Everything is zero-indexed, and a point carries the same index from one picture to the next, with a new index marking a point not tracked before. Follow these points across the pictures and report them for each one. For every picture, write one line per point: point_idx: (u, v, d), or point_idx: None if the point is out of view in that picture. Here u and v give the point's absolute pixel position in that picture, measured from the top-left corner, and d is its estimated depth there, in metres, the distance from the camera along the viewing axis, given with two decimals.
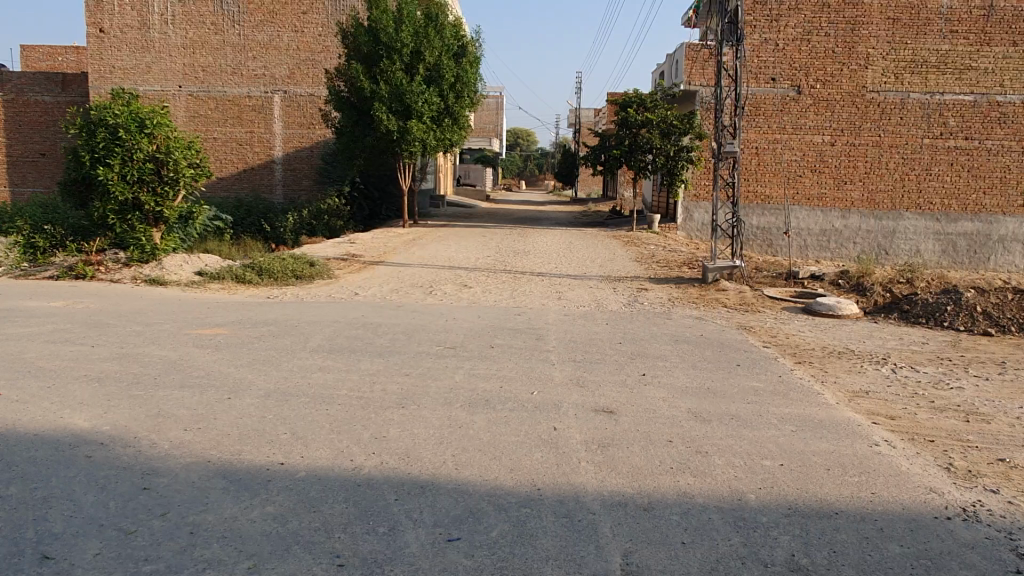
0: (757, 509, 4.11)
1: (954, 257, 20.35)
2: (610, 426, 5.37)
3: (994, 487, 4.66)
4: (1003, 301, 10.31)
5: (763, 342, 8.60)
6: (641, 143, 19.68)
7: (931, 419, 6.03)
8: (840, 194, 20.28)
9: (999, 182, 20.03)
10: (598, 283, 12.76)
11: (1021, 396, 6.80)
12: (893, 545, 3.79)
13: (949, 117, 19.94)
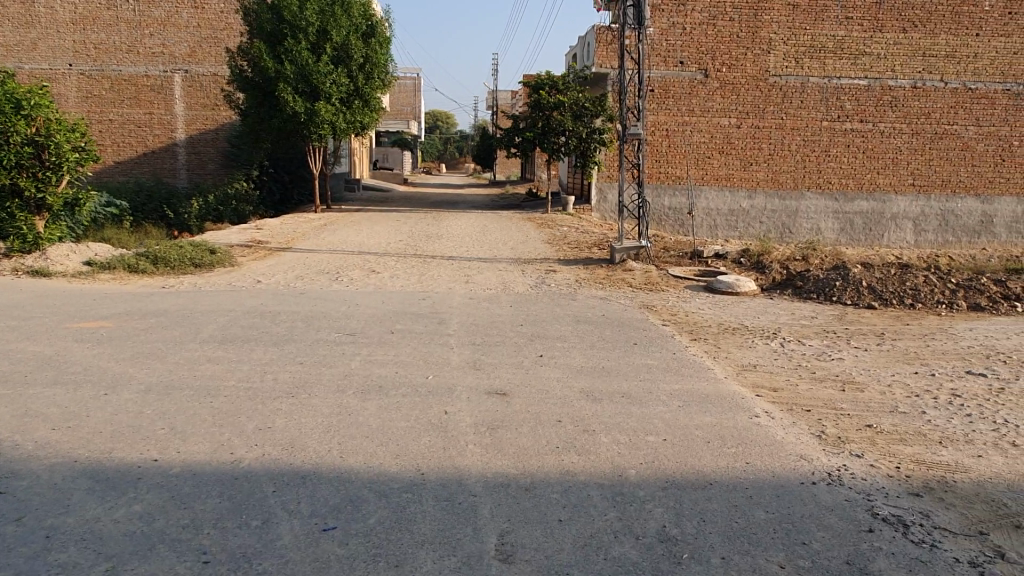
0: (635, 484, 4.23)
1: (852, 234, 21.36)
2: (501, 408, 5.41)
3: (859, 451, 4.94)
4: (887, 276, 10.91)
5: (662, 320, 8.83)
6: (552, 125, 19.73)
7: (811, 389, 6.35)
8: (746, 175, 20.94)
9: (891, 163, 21.13)
10: (507, 266, 12.83)
11: (894, 365, 7.23)
12: (760, 512, 3.96)
13: (845, 100, 20.84)
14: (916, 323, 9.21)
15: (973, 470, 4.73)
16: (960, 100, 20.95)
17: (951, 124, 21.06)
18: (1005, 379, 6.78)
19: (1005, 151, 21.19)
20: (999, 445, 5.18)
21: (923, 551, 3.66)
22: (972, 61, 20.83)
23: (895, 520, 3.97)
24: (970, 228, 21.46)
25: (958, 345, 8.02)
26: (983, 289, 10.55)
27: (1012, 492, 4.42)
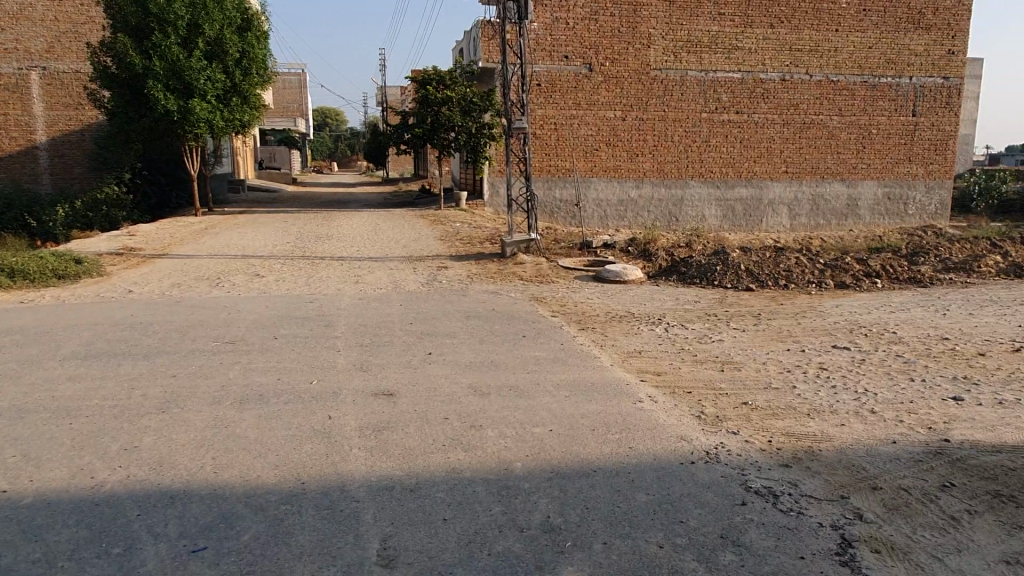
0: (520, 476, 4.24)
1: (734, 220, 22.40)
2: (388, 409, 5.31)
3: (735, 429, 5.15)
4: (762, 259, 11.49)
5: (552, 312, 8.93)
6: (441, 121, 19.58)
7: (691, 371, 6.60)
8: (633, 166, 21.52)
9: (766, 151, 22.29)
10: (398, 264, 12.65)
11: (769, 343, 7.61)
12: (641, 495, 4.06)
13: (721, 93, 21.77)
14: (789, 302, 9.74)
15: (836, 438, 5.04)
16: (824, 92, 22.33)
17: (817, 114, 22.43)
18: (865, 351, 7.27)
19: (866, 139, 22.77)
20: (859, 413, 5.55)
21: (791, 519, 3.86)
22: (833, 55, 22.21)
23: (766, 492, 4.17)
24: (838, 211, 22.98)
25: (825, 321, 8.54)
26: (847, 269, 11.29)
27: (870, 456, 4.75)
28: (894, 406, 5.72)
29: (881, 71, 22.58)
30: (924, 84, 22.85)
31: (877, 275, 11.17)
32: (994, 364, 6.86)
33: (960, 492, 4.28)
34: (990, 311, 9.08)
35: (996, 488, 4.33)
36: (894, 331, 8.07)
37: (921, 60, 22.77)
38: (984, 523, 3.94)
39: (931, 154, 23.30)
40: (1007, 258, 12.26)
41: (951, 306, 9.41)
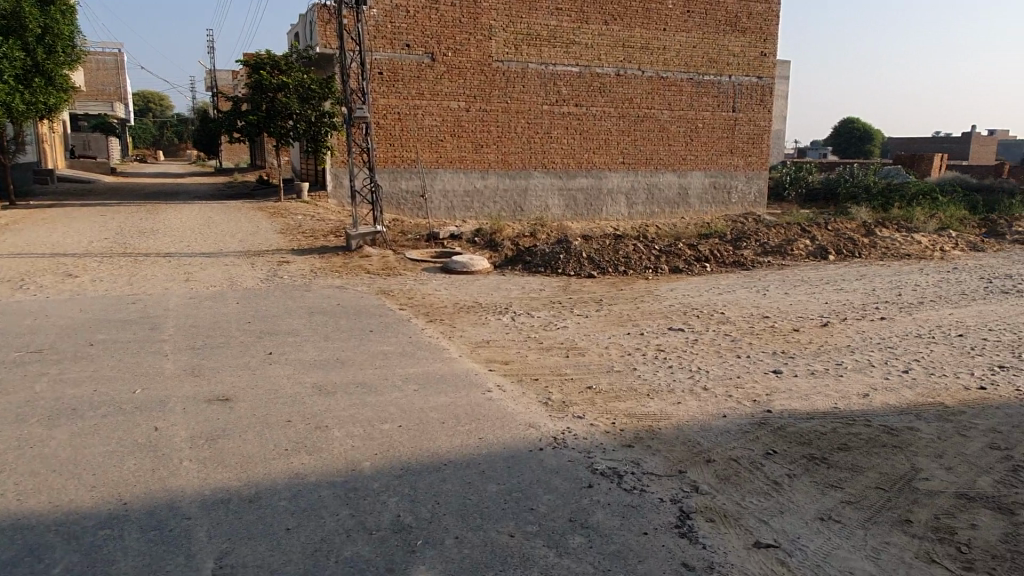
0: (369, 476, 4.10)
1: (576, 209, 23.15)
2: (224, 415, 4.96)
3: (581, 413, 5.30)
4: (603, 247, 11.94)
5: (399, 305, 8.76)
6: (278, 108, 18.66)
7: (538, 359, 6.71)
8: (477, 157, 21.59)
9: (604, 143, 23.17)
10: (234, 260, 11.92)
11: (610, 328, 7.90)
12: (492, 485, 4.07)
13: (561, 86, 22.31)
14: (628, 287, 10.19)
15: (674, 416, 5.32)
16: (654, 87, 23.54)
17: (649, 108, 23.60)
18: (697, 331, 7.75)
19: (692, 133, 24.31)
20: (693, 390, 5.89)
21: (635, 497, 4.02)
22: (662, 53, 23.41)
23: (611, 472, 4.31)
24: (670, 200, 24.42)
25: (661, 305, 9.01)
26: (680, 254, 11.98)
27: (703, 431, 5.05)
28: (723, 381, 6.14)
29: (704, 70, 24.13)
30: (742, 82, 24.69)
31: (706, 260, 11.95)
32: (807, 338, 7.55)
33: (782, 458, 4.66)
34: (801, 290, 9.99)
35: (811, 452, 4.75)
36: (722, 311, 8.67)
37: (739, 59, 24.58)
38: (802, 485, 4.30)
39: (749, 147, 25.30)
40: (814, 241, 13.56)
41: (769, 287, 10.25)
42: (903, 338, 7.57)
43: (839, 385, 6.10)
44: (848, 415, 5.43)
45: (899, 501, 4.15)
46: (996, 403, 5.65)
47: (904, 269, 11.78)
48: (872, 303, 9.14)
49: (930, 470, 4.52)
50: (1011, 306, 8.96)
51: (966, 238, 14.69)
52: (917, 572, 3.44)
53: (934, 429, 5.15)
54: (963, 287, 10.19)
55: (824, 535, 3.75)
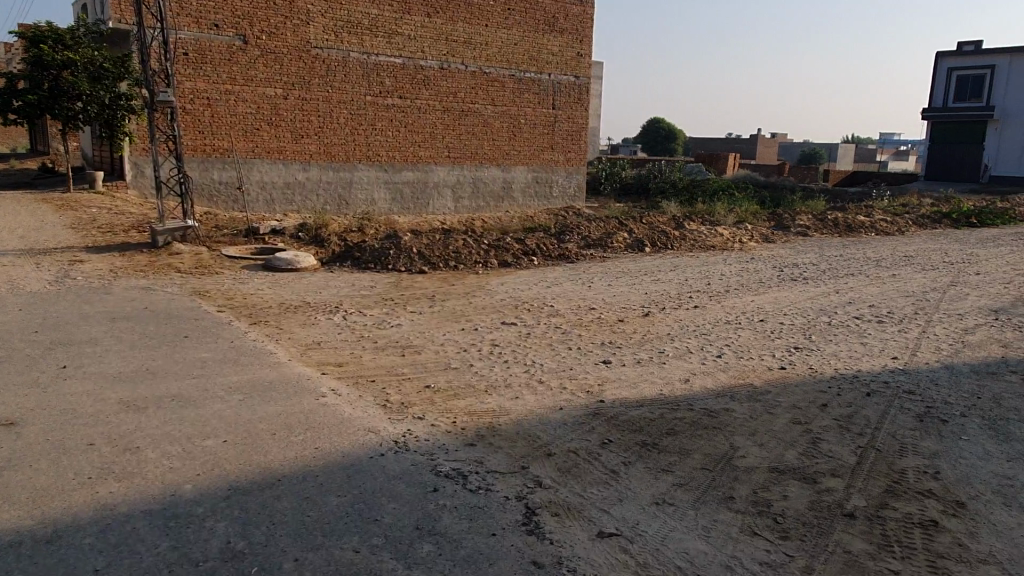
0: (192, 501, 3.72)
1: (401, 203, 22.41)
2: (9, 443, 4.28)
3: (420, 414, 5.17)
4: (433, 242, 11.84)
5: (217, 307, 8.11)
6: (63, 88, 16.49)
7: (373, 359, 6.49)
8: (298, 147, 19.98)
9: (429, 135, 22.68)
10: (14, 259, 10.45)
11: (445, 324, 7.83)
12: (331, 498, 3.84)
13: (382, 78, 21.34)
14: (460, 282, 10.17)
15: (513, 411, 5.36)
16: (479, 83, 23.51)
17: (472, 103, 23.47)
18: (529, 325, 7.89)
19: (515, 130, 24.68)
20: (530, 384, 5.98)
21: (480, 497, 3.98)
22: (485, 49, 23.48)
23: (455, 474, 4.24)
24: (495, 193, 24.67)
25: (493, 299, 9.08)
26: (508, 248, 12.18)
27: (542, 424, 5.13)
28: (558, 374, 6.29)
29: (526, 68, 24.59)
30: (562, 83, 25.45)
31: (533, 253, 12.25)
32: (630, 328, 7.95)
33: (617, 446, 4.84)
34: (623, 281, 10.54)
35: (643, 439, 4.98)
36: (551, 304, 8.91)
37: (558, 56, 25.31)
38: (637, 472, 4.49)
39: (568, 143, 26.19)
40: (632, 234, 14.36)
41: (594, 279, 10.70)
42: (714, 324, 8.20)
43: (663, 371, 6.47)
44: (672, 400, 5.77)
45: (722, 478, 4.45)
46: (795, 381, 6.27)
47: (711, 260, 12.81)
48: (685, 293, 9.84)
49: (746, 448, 4.90)
50: (799, 292, 10.04)
51: (759, 231, 16.27)
52: (742, 545, 3.70)
53: (746, 409, 5.60)
54: (759, 275, 11.27)
55: (659, 518, 3.93)
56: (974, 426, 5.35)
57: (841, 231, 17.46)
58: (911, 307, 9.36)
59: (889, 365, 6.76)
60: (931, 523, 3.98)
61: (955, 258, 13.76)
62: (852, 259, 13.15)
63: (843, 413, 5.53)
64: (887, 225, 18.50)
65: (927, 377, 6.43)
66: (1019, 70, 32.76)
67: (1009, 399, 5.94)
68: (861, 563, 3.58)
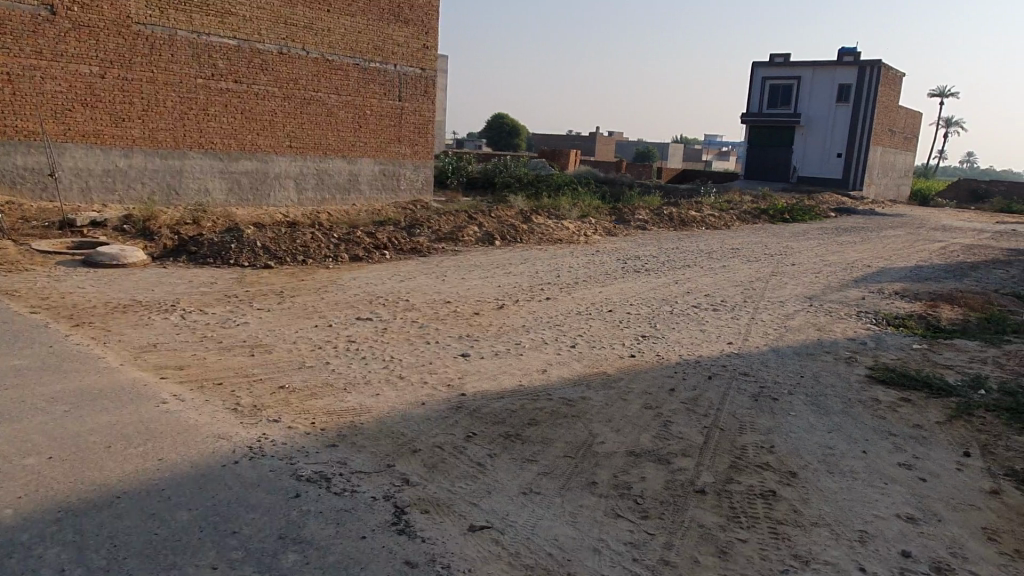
0: (16, 527, 3.30)
1: (240, 195, 17.22)
2: None
3: (276, 416, 4.90)
4: (278, 236, 11.27)
5: (30, 308, 7.23)
6: None
7: (219, 359, 6.07)
8: (119, 132, 14.85)
9: (269, 123, 17.57)
10: None
11: (295, 321, 7.48)
12: (182, 512, 3.56)
13: (216, 59, 16.24)
14: (309, 277, 9.76)
15: (374, 409, 5.21)
16: (322, 70, 18.52)
17: (314, 91, 18.47)
18: (386, 320, 7.72)
19: (336, 120, 19.11)
20: (389, 380, 5.86)
21: (346, 500, 3.84)
22: (328, 34, 18.46)
23: (317, 477, 4.06)
24: (341, 185, 19.55)
25: (346, 294, 8.79)
26: (359, 242, 11.86)
27: (405, 421, 5.03)
28: (418, 368, 6.21)
29: (329, 44, 18.54)
30: (384, 68, 20.03)
31: (385, 248, 12.02)
32: (487, 321, 8.01)
33: (481, 439, 4.85)
34: (476, 275, 10.60)
35: (506, 430, 5.03)
36: (406, 298, 8.78)
37: (434, 49, 21.25)
38: (503, 463, 4.53)
39: (403, 132, 20.92)
40: (482, 228, 14.46)
41: (447, 272, 10.66)
42: (566, 315, 8.45)
43: (521, 363, 6.58)
44: (532, 390, 5.88)
45: (584, 465, 4.59)
46: (644, 367, 6.60)
47: (560, 253, 13.13)
48: (537, 285, 10.06)
49: (604, 434, 5.09)
50: (642, 283, 10.58)
51: (602, 225, 16.96)
52: (606, 527, 3.84)
53: (602, 396, 5.82)
54: (606, 268, 11.76)
55: (528, 508, 3.99)
56: (800, 402, 5.91)
57: (675, 225, 18.61)
58: (740, 295, 10.16)
59: (726, 350, 7.29)
60: (770, 493, 4.33)
61: (773, 250, 15.10)
62: (686, 252, 14.05)
63: (689, 396, 5.90)
64: (715, 220, 19.92)
65: (758, 360, 7.01)
66: (821, 82, 36.46)
67: (826, 376, 6.61)
68: (713, 535, 3.83)
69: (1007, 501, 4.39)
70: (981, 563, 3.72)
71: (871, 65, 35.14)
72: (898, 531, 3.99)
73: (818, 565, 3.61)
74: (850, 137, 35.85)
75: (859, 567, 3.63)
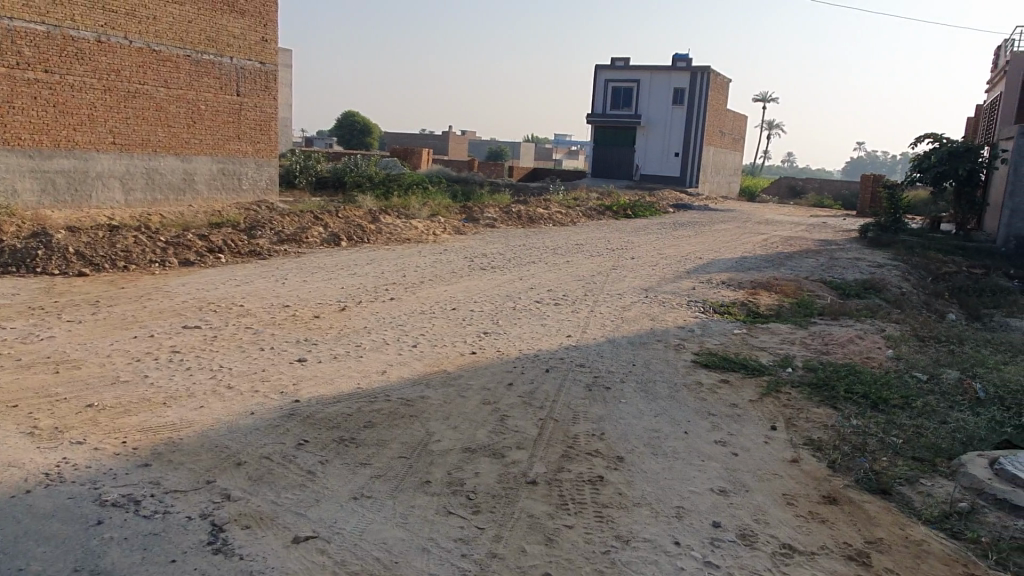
0: None
1: (56, 196, 15.49)
2: None
3: (80, 438, 4.49)
4: (94, 240, 10.35)
5: None
6: None
7: (16, 379, 5.47)
8: None
9: (88, 117, 15.96)
10: None
11: (110, 332, 6.90)
12: None
13: (21, 45, 14.49)
14: (131, 284, 9.05)
15: (196, 423, 4.89)
16: (148, 60, 17.10)
17: (140, 83, 17.01)
18: (216, 327, 7.31)
19: (167, 115, 17.76)
20: (216, 390, 5.54)
21: (156, 522, 3.59)
22: (153, 23, 17.08)
23: (125, 501, 3.76)
24: (174, 185, 18.17)
25: (173, 301, 8.22)
26: (190, 245, 11.14)
27: (228, 433, 4.77)
28: (248, 377, 5.91)
29: (155, 33, 17.16)
30: (219, 62, 18.87)
31: (220, 251, 11.38)
32: (327, 324, 7.78)
33: (312, 446, 4.69)
34: (318, 277, 10.26)
35: (340, 435, 4.90)
36: (240, 303, 8.35)
37: (273, 42, 20.32)
38: (334, 469, 4.41)
39: (242, 129, 19.86)
40: (327, 228, 14.05)
41: (287, 275, 10.26)
42: (410, 315, 8.38)
43: (360, 365, 6.44)
44: (369, 392, 5.77)
45: (419, 464, 4.56)
46: (484, 364, 6.67)
47: (407, 253, 13.01)
48: (382, 286, 9.90)
49: (440, 432, 5.08)
50: (487, 281, 10.70)
51: (451, 223, 17.00)
52: (436, 524, 3.84)
53: (441, 394, 5.82)
54: (452, 266, 11.77)
55: (358, 513, 3.90)
56: (630, 390, 6.19)
57: (524, 223, 19.00)
58: (582, 289, 10.52)
59: (564, 343, 7.53)
60: (597, 478, 4.50)
61: (615, 245, 15.77)
62: (533, 248, 14.37)
63: (526, 390, 6.01)
64: (562, 217, 20.53)
65: (593, 351, 7.29)
66: (658, 85, 38.58)
67: (655, 364, 6.98)
68: (541, 523, 3.93)
69: (805, 467, 4.84)
70: (780, 527, 4.06)
71: (702, 71, 37.66)
72: (712, 504, 4.28)
73: (637, 543, 3.80)
74: (686, 137, 38.19)
75: (673, 540, 3.85)
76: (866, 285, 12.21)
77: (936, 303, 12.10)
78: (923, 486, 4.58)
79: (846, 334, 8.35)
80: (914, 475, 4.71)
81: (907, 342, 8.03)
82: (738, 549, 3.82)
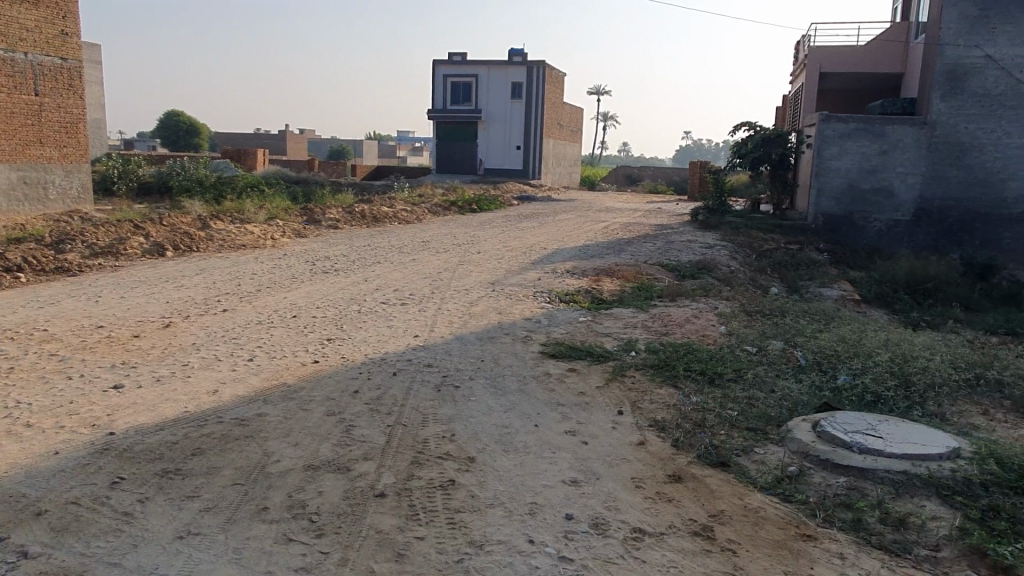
0: None
1: None
2: None
3: None
4: None
5: None
6: None
7: None
8: None
9: None
10: None
11: None
12: None
13: None
14: None
15: None
16: None
17: None
18: (13, 357, 6.42)
19: None
20: (11, 431, 4.83)
21: None
22: None
23: None
24: None
25: None
26: None
27: (26, 479, 4.16)
28: (52, 412, 5.21)
29: None
30: (12, 58, 16.79)
31: (19, 270, 10.11)
32: (149, 343, 7.08)
33: (130, 483, 4.19)
34: (140, 292, 9.37)
35: (163, 467, 4.41)
36: (43, 327, 7.43)
37: (75, 35, 18.32)
38: (156, 507, 3.96)
39: (45, 132, 17.83)
40: (149, 238, 12.91)
41: (103, 292, 9.29)
42: (245, 327, 7.82)
43: (186, 386, 5.89)
44: (198, 415, 5.27)
45: (255, 490, 4.20)
46: (327, 373, 6.32)
47: (242, 260, 12.25)
48: (214, 297, 9.21)
49: (280, 451, 4.72)
50: (329, 284, 10.27)
51: (289, 226, 16.21)
52: (275, 556, 3.55)
53: (280, 410, 5.43)
54: (291, 271, 11.16)
55: (184, 555, 3.52)
56: (480, 386, 6.10)
57: (368, 222, 18.47)
58: (429, 287, 10.34)
59: (411, 344, 7.31)
60: (448, 483, 4.35)
61: (461, 240, 15.73)
62: (377, 248, 14.02)
63: (372, 397, 5.75)
64: (407, 214, 20.21)
65: (442, 350, 7.13)
66: (496, 79, 38.96)
67: (504, 358, 6.94)
68: (390, 539, 3.73)
69: (651, 449, 4.95)
70: (631, 511, 4.11)
71: (537, 65, 38.48)
72: (564, 496, 4.26)
73: (491, 546, 3.70)
74: (525, 130, 38.95)
75: (527, 539, 3.78)
76: (698, 265, 12.93)
77: (760, 278, 13.05)
78: (757, 454, 4.84)
79: (683, 314, 8.75)
80: (748, 445, 4.96)
81: (737, 318, 8.56)
82: (591, 539, 3.82)
